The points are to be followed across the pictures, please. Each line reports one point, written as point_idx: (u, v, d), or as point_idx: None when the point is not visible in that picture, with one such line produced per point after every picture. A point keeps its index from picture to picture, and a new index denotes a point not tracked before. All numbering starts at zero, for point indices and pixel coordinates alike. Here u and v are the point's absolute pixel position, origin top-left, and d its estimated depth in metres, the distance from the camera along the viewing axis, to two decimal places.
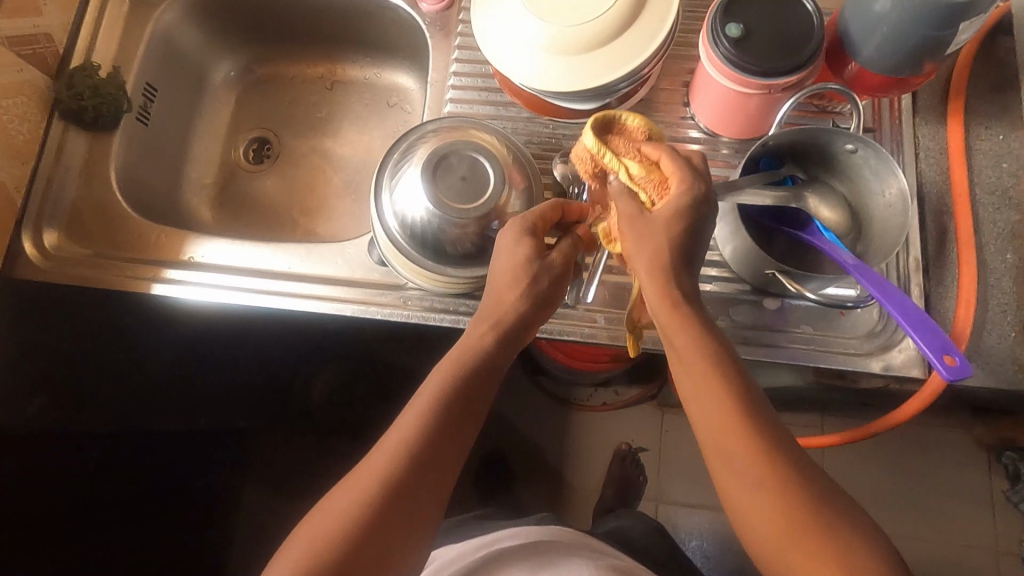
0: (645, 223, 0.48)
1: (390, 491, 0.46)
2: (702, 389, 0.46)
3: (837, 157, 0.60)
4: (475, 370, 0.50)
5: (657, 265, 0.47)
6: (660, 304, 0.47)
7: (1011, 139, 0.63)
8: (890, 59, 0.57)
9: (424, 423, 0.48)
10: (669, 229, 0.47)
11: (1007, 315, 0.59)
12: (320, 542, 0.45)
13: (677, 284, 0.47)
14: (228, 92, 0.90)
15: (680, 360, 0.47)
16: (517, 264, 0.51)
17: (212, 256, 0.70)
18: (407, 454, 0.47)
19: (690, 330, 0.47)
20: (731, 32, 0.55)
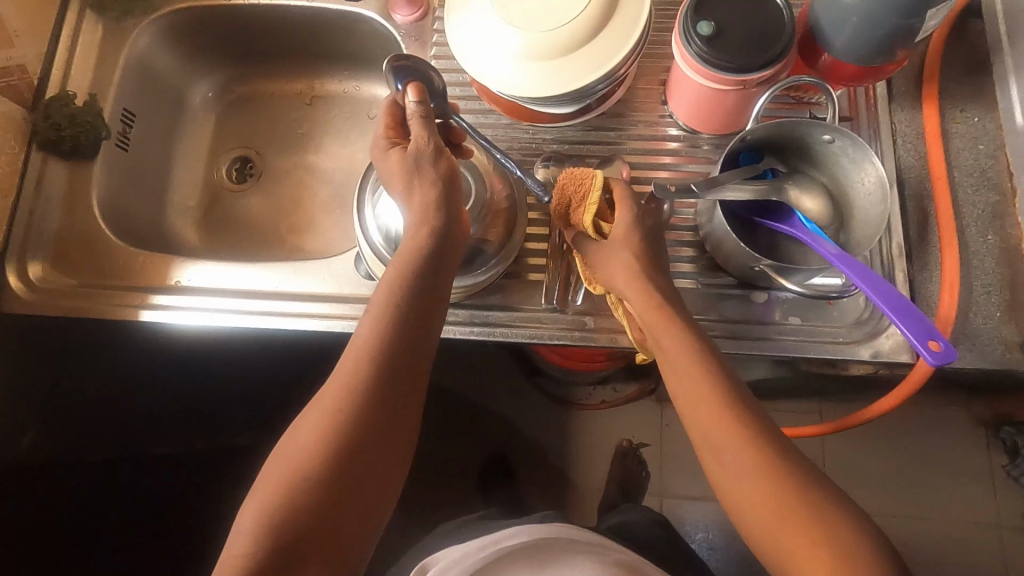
0: (603, 246, 0.56)
1: (359, 391, 0.47)
2: (682, 383, 0.50)
3: (815, 148, 0.61)
4: (411, 288, 0.50)
5: (627, 274, 0.54)
6: (646, 305, 0.53)
7: (986, 120, 0.64)
8: (860, 49, 0.57)
9: (378, 339, 0.49)
10: (626, 244, 0.55)
11: (991, 296, 0.60)
12: (291, 479, 0.45)
13: (655, 288, 0.53)
14: (207, 112, 0.90)
15: (666, 355, 0.51)
16: (399, 166, 0.53)
17: (203, 279, 0.70)
18: (362, 387, 0.47)
19: (674, 328, 0.51)
20: (702, 30, 0.55)
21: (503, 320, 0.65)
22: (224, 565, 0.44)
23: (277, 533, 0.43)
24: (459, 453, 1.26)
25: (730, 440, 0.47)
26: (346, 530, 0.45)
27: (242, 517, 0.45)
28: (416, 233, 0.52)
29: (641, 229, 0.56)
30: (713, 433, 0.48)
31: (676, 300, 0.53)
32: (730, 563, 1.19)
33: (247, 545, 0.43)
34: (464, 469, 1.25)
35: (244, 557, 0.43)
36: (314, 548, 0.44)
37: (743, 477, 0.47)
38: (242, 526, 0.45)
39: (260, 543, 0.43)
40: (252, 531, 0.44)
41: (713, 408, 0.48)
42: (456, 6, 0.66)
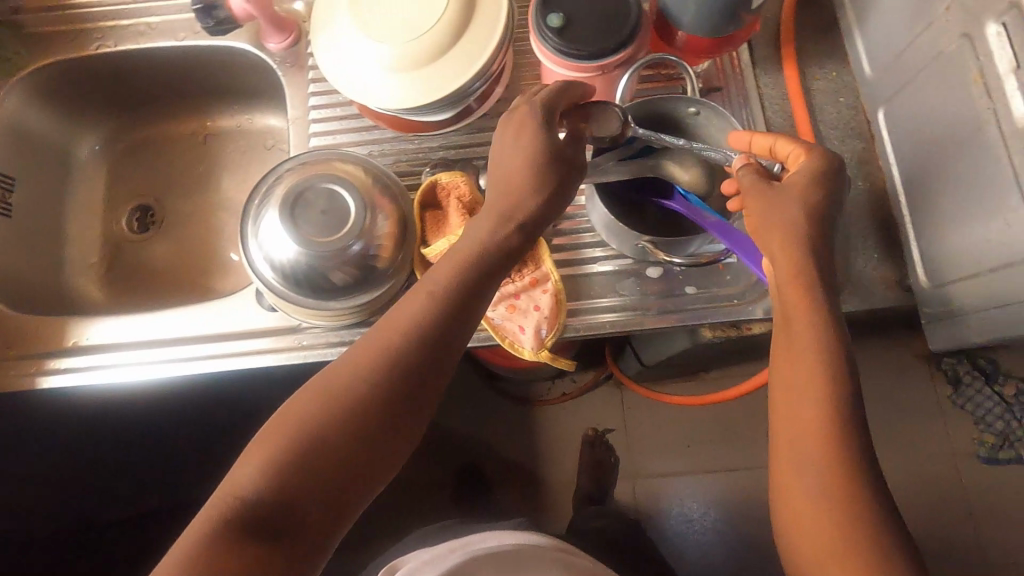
0: (773, 195, 0.51)
1: (402, 353, 0.48)
2: (792, 367, 0.49)
3: (685, 122, 0.63)
4: (473, 269, 0.51)
5: (794, 241, 0.49)
6: (789, 278, 0.49)
7: (843, 74, 0.67)
8: (707, 21, 0.59)
9: (433, 310, 0.49)
10: (800, 204, 0.50)
11: (869, 239, 0.61)
12: (311, 423, 0.45)
13: (809, 263, 0.49)
14: (97, 165, 0.88)
15: (792, 342, 0.49)
16: (527, 158, 0.52)
17: (111, 337, 0.69)
18: (403, 352, 0.48)
19: (812, 315, 0.48)
20: (552, 23, 0.57)
21: None
22: (223, 495, 0.43)
23: (278, 488, 0.43)
24: (425, 470, 1.25)
25: (814, 447, 0.46)
26: (344, 500, 0.45)
27: (243, 462, 0.45)
28: (496, 217, 0.52)
29: (824, 187, 0.50)
30: (801, 433, 0.48)
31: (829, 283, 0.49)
32: (700, 531, 1.22)
33: (253, 480, 0.43)
34: (432, 485, 1.24)
35: (243, 501, 0.42)
36: (313, 512, 0.44)
37: (809, 485, 0.46)
38: (250, 459, 0.44)
39: (269, 480, 0.43)
40: (255, 476, 0.43)
41: (819, 417, 0.47)
42: (319, 29, 0.66)
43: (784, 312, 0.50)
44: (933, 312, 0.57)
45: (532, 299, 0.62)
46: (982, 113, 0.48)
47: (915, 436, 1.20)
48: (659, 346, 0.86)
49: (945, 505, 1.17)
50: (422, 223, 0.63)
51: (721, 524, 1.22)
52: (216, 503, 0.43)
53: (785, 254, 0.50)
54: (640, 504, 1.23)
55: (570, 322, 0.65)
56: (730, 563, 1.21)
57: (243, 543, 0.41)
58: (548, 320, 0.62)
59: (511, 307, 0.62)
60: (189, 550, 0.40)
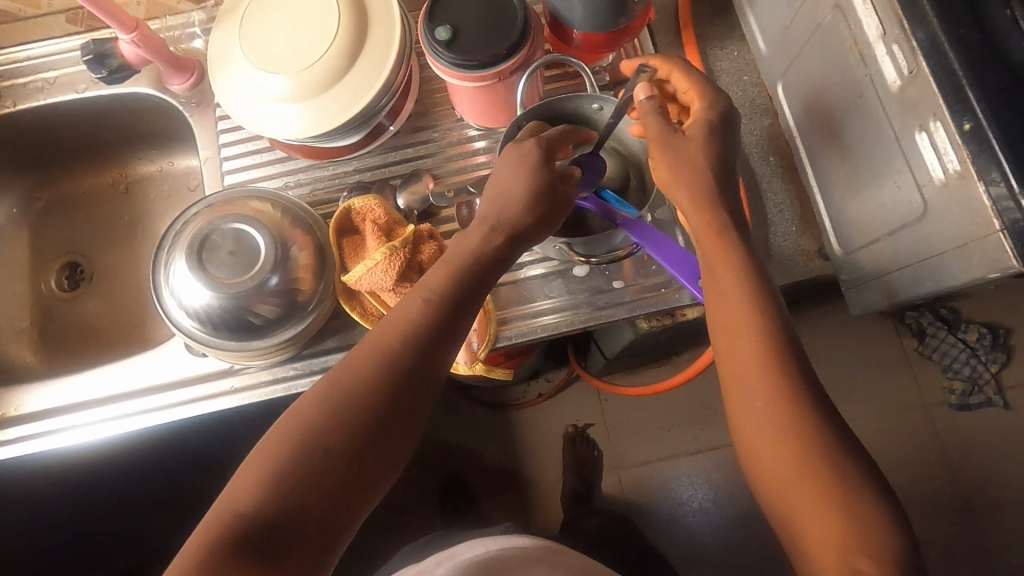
0: (676, 140, 0.52)
1: (403, 355, 0.48)
2: (721, 299, 0.51)
3: (592, 119, 0.63)
4: (467, 271, 0.52)
5: (700, 186, 0.52)
6: (703, 226, 0.52)
7: (745, 53, 0.68)
8: (596, 18, 0.59)
9: (430, 310, 0.50)
10: (701, 149, 0.52)
11: (785, 213, 0.63)
12: (314, 430, 0.44)
13: (715, 213, 0.52)
14: (18, 228, 0.85)
15: (719, 286, 0.51)
16: (516, 177, 0.53)
17: (48, 402, 0.67)
18: (401, 355, 0.48)
19: (729, 257, 0.51)
20: (441, 36, 0.56)
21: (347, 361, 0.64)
22: (225, 509, 0.41)
23: (279, 496, 0.42)
24: (407, 489, 1.24)
25: (755, 376, 0.47)
26: (346, 507, 0.44)
27: (240, 476, 0.43)
28: (486, 228, 0.53)
29: (719, 135, 0.53)
30: (740, 368, 0.48)
31: (737, 224, 0.52)
32: (690, 514, 1.22)
33: (257, 491, 0.42)
34: (415, 504, 1.23)
35: (244, 513, 0.41)
36: (316, 520, 0.42)
37: (764, 419, 0.46)
38: (251, 472, 0.43)
39: (272, 491, 0.42)
40: (255, 488, 0.42)
41: (756, 343, 0.48)
42: (214, 68, 0.65)
43: (706, 261, 0.52)
44: (850, 278, 0.58)
45: None
46: (862, 79, 0.49)
47: (885, 392, 1.22)
48: (611, 340, 0.86)
49: (924, 455, 1.18)
50: (338, 248, 0.62)
51: (708, 505, 1.22)
52: (214, 519, 0.41)
53: (693, 204, 0.53)
54: (627, 493, 1.23)
55: (502, 330, 0.64)
56: (723, 539, 1.21)
57: (243, 556, 0.39)
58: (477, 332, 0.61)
59: None
60: (188, 567, 0.38)
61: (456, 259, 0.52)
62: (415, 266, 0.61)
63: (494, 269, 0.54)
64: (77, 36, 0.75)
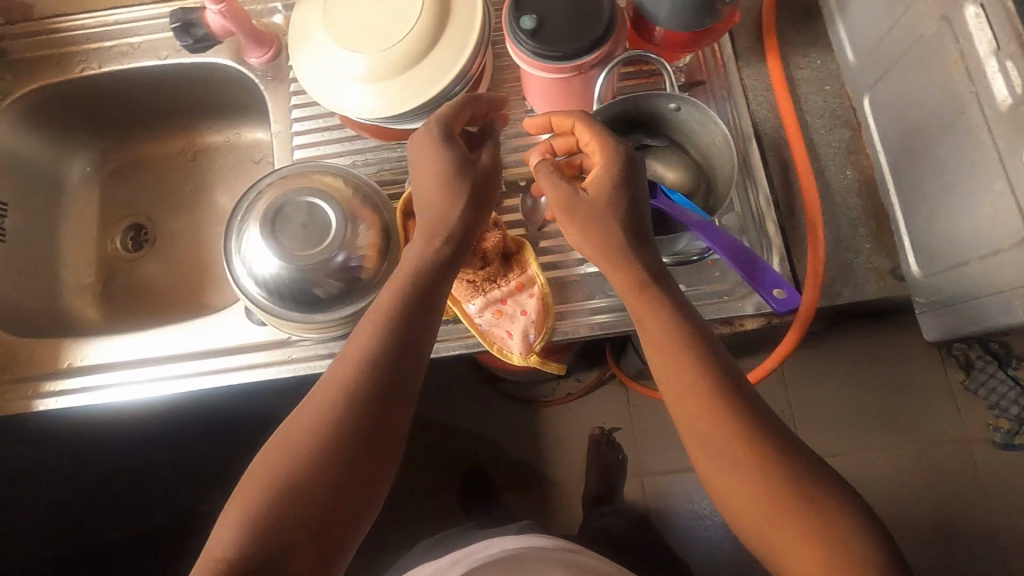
0: (579, 205, 0.52)
1: (359, 380, 0.48)
2: (660, 360, 0.49)
3: (667, 118, 0.62)
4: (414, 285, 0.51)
5: (610, 247, 0.51)
6: (625, 283, 0.51)
7: (828, 62, 0.66)
8: (682, 16, 0.58)
9: (382, 333, 0.49)
10: (603, 213, 0.51)
11: (859, 229, 0.61)
12: (284, 470, 0.45)
13: (633, 264, 0.51)
14: (90, 187, 0.88)
15: (650, 336, 0.50)
16: (428, 160, 0.54)
17: (107, 356, 0.69)
18: (357, 378, 0.48)
19: (656, 313, 0.50)
20: (526, 25, 0.56)
21: None
22: (205, 563, 0.42)
23: (261, 530, 0.43)
24: (432, 475, 1.25)
25: (707, 425, 0.46)
26: (334, 530, 0.45)
27: (221, 526, 0.44)
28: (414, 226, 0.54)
29: (620, 197, 0.51)
30: (702, 430, 0.47)
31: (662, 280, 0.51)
32: (714, 528, 1.20)
33: (235, 538, 0.42)
34: (439, 491, 1.24)
35: (225, 560, 0.41)
36: (302, 549, 0.43)
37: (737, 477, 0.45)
38: (228, 523, 0.44)
39: (251, 535, 0.42)
40: (232, 535, 0.43)
41: (697, 393, 0.47)
42: (296, 43, 0.66)
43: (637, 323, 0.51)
44: (928, 301, 0.57)
45: (518, 303, 0.62)
46: (965, 96, 0.47)
47: (925, 423, 1.18)
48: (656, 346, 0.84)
49: (960, 493, 1.14)
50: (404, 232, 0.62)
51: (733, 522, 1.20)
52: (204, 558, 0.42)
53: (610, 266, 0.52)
54: (648, 501, 1.22)
55: (558, 325, 0.64)
56: (744, 558, 1.19)
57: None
58: (536, 323, 0.61)
59: (498, 312, 0.61)
60: None
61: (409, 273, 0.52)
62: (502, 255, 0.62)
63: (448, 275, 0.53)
64: (164, 5, 0.77)
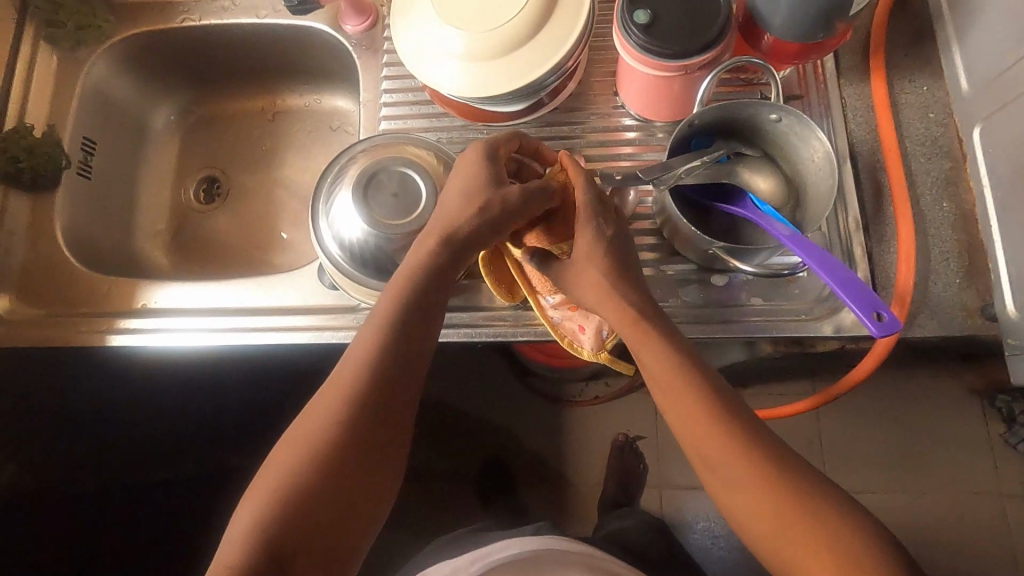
0: (563, 267, 0.55)
1: (363, 378, 0.49)
2: (667, 392, 0.49)
3: (765, 128, 0.61)
4: (415, 293, 0.52)
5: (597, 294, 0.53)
6: (623, 318, 0.52)
7: (935, 89, 0.64)
8: (798, 27, 0.57)
9: (383, 334, 0.51)
10: (586, 265, 0.54)
11: (950, 263, 0.60)
12: (296, 467, 0.46)
13: (630, 304, 0.52)
14: (171, 136, 0.90)
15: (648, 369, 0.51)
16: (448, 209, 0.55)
17: (178, 301, 0.71)
18: (364, 377, 0.49)
19: (656, 344, 0.50)
20: (639, 19, 0.56)
21: (469, 321, 0.66)
22: (219, 562, 0.43)
23: (274, 534, 0.43)
24: (455, 460, 1.25)
25: (706, 437, 0.47)
26: (347, 523, 0.46)
27: (236, 523, 0.45)
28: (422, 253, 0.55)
29: (603, 249, 0.53)
30: (716, 456, 0.47)
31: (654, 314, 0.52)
32: (732, 551, 1.18)
33: (252, 533, 0.43)
34: (461, 476, 1.24)
35: (242, 556, 0.42)
36: (316, 542, 0.44)
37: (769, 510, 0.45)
38: (242, 520, 0.44)
39: (268, 529, 0.43)
40: (246, 532, 0.43)
41: (693, 407, 0.48)
42: (400, 15, 0.67)
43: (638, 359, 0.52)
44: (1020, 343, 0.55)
45: None
46: None
47: (957, 473, 1.12)
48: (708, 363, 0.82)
49: (991, 551, 1.09)
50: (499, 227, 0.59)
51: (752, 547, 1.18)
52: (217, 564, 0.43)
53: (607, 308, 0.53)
54: (665, 514, 1.20)
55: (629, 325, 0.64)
56: None
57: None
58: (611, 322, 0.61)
59: (572, 307, 0.61)
60: None
61: (410, 281, 0.53)
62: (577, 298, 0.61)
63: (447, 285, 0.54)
64: None
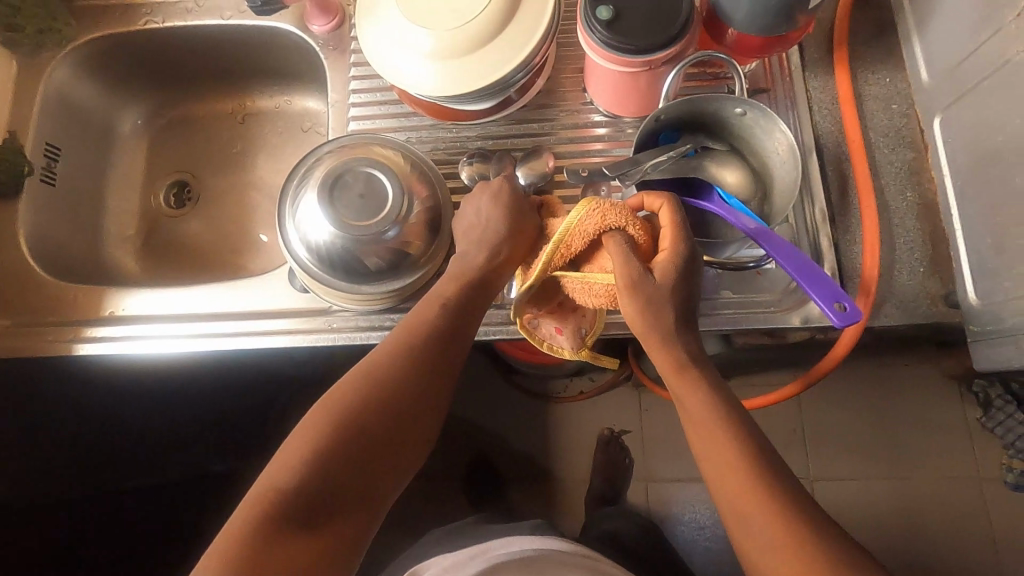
0: (648, 284, 0.49)
1: (419, 351, 0.50)
2: (698, 429, 0.47)
3: (730, 122, 0.61)
4: (474, 279, 0.53)
5: (658, 322, 0.49)
6: (667, 364, 0.49)
7: (898, 81, 0.65)
8: (761, 20, 0.57)
9: (443, 312, 0.52)
10: (671, 292, 0.49)
11: (914, 252, 0.60)
12: (343, 420, 0.46)
13: (681, 346, 0.49)
14: (139, 141, 0.89)
15: (689, 414, 0.48)
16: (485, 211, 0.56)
17: (145, 307, 0.70)
18: (419, 350, 0.50)
19: (699, 390, 0.48)
20: (602, 14, 0.56)
21: None
22: (262, 494, 0.43)
23: (315, 480, 0.44)
24: (441, 460, 1.25)
25: (739, 490, 0.44)
26: (379, 484, 0.47)
27: (277, 460, 0.46)
28: (485, 245, 0.54)
29: (685, 278, 0.50)
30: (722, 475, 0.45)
31: (699, 359, 0.49)
32: (718, 542, 1.19)
33: (296, 474, 0.44)
34: (446, 476, 1.24)
35: (286, 492, 0.43)
36: (352, 496, 0.45)
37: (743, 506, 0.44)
38: (285, 460, 0.45)
39: (311, 473, 0.44)
40: (292, 473, 0.44)
41: (733, 459, 0.45)
42: (364, 15, 0.66)
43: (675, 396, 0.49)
44: (981, 329, 0.56)
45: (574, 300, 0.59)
46: None
47: (934, 456, 1.14)
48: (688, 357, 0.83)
49: (969, 533, 1.11)
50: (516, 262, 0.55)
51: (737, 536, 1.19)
52: (252, 498, 0.43)
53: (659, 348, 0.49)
54: (651, 507, 1.21)
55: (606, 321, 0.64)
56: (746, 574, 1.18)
57: (280, 537, 0.42)
58: (589, 321, 0.60)
59: (551, 309, 0.59)
60: (237, 540, 0.41)
61: (473, 263, 0.54)
62: (556, 301, 0.58)
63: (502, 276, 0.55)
64: None
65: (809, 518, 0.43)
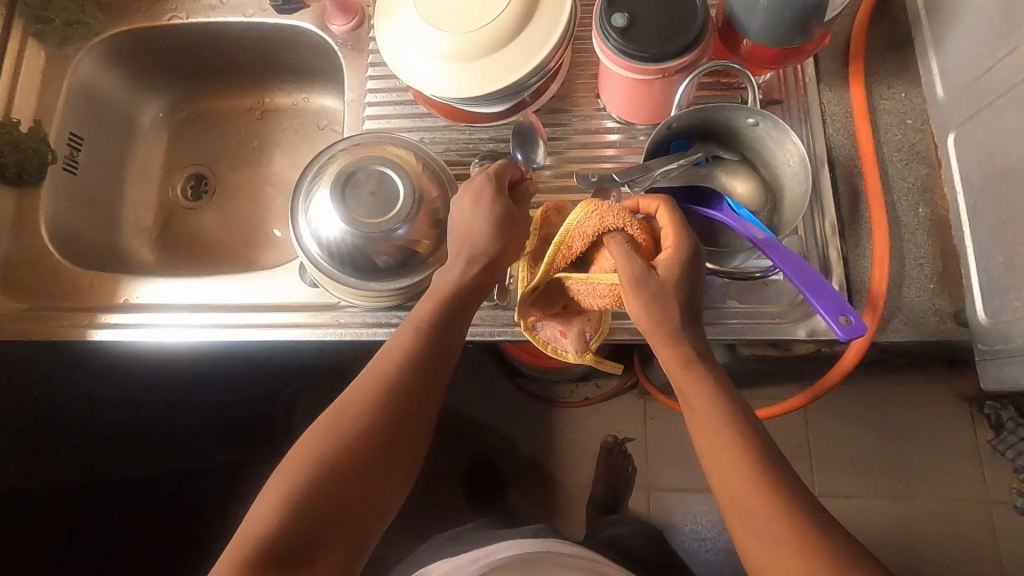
0: (653, 281, 0.49)
1: (395, 378, 0.50)
2: (704, 428, 0.47)
3: (742, 132, 0.61)
4: (450, 303, 0.53)
5: (663, 318, 0.48)
6: (673, 360, 0.48)
7: (913, 96, 0.64)
8: (776, 32, 0.57)
9: (419, 338, 0.52)
10: (675, 290, 0.49)
11: (924, 268, 0.60)
12: (324, 455, 0.47)
13: (685, 342, 0.48)
14: (159, 133, 0.91)
15: (695, 413, 0.47)
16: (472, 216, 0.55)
17: (158, 297, 0.71)
18: (397, 376, 0.50)
19: (705, 390, 0.47)
20: (616, 22, 0.56)
21: None
22: (248, 536, 0.44)
23: (298, 518, 0.44)
24: (443, 459, 1.25)
25: (745, 491, 0.44)
26: (365, 516, 0.47)
27: (263, 501, 0.46)
28: (462, 261, 0.54)
29: (687, 276, 0.50)
30: (723, 474, 0.45)
31: (706, 357, 0.49)
32: (719, 553, 1.18)
33: (279, 513, 0.45)
34: (448, 475, 1.24)
35: (269, 533, 0.44)
36: (337, 530, 0.45)
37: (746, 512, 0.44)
38: (268, 500, 0.46)
39: (294, 511, 0.45)
40: (275, 513, 0.45)
41: (740, 464, 0.45)
42: (383, 15, 0.67)
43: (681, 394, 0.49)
44: (989, 349, 0.56)
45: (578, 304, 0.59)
46: None
47: (942, 477, 1.13)
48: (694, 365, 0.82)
49: (976, 556, 1.09)
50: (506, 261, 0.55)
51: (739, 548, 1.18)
52: (241, 540, 0.44)
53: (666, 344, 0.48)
54: (653, 515, 1.21)
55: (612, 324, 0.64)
56: None
57: None
58: (593, 324, 0.60)
59: (554, 312, 0.59)
60: None
61: (449, 288, 0.54)
62: (560, 304, 0.58)
63: (478, 295, 0.55)
64: None
65: (801, 522, 0.43)
